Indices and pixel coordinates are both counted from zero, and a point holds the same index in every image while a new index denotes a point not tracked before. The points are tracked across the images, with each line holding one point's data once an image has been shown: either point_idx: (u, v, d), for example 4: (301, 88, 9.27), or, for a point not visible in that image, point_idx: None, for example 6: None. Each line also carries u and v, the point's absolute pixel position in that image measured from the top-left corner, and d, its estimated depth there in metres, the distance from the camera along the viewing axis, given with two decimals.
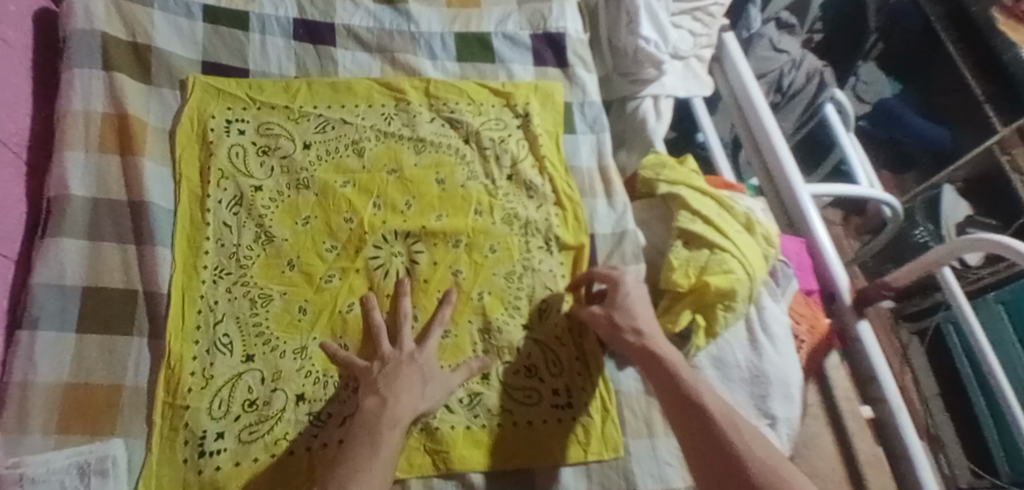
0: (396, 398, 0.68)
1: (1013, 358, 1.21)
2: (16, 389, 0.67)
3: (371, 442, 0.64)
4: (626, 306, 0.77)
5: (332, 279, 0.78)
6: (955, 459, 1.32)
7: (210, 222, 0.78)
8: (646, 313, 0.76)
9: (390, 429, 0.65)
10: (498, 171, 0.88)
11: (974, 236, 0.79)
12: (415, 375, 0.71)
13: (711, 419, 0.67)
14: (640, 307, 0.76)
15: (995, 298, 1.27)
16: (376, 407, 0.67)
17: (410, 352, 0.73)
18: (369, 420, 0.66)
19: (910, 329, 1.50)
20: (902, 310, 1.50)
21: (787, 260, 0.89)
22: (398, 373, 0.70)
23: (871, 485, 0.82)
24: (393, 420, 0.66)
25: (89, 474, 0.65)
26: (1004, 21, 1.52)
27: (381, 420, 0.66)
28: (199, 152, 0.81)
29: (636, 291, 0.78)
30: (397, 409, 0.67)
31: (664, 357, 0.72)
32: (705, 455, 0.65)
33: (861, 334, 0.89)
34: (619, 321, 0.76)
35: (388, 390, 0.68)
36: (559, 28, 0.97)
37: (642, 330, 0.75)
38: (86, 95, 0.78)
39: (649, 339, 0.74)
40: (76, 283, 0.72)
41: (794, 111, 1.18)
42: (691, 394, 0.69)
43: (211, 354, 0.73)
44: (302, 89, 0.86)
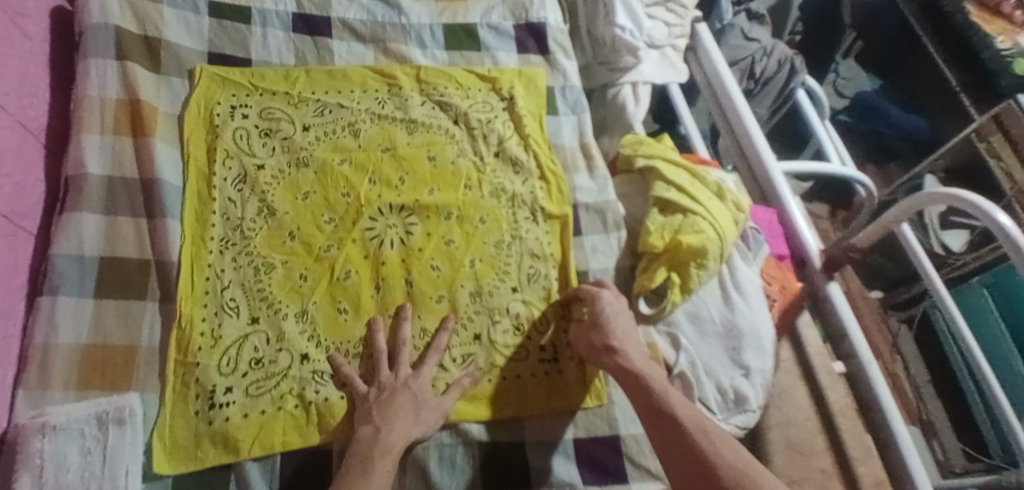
0: (389, 425, 0.71)
1: (993, 334, 1.28)
2: (38, 350, 0.72)
3: (364, 470, 0.67)
4: (605, 325, 0.78)
5: (330, 249, 0.83)
6: (949, 445, 1.36)
7: (217, 198, 0.84)
8: (625, 331, 0.78)
9: (383, 458, 0.68)
10: (485, 148, 0.94)
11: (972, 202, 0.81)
12: (408, 402, 0.74)
13: (683, 429, 0.67)
14: (618, 325, 0.78)
15: (980, 283, 1.31)
16: (371, 436, 0.70)
17: (409, 377, 0.76)
18: (363, 448, 0.69)
19: (899, 317, 1.56)
20: (891, 299, 1.57)
21: (758, 227, 0.95)
22: (393, 401, 0.74)
23: (845, 432, 0.86)
24: (386, 449, 0.69)
25: (108, 423, 0.69)
26: (978, 13, 1.53)
27: (374, 450, 0.69)
28: (207, 135, 0.87)
29: (613, 307, 0.79)
30: (389, 437, 0.70)
31: (638, 373, 0.74)
32: (677, 464, 0.65)
33: (831, 295, 0.94)
34: (596, 339, 0.78)
35: (382, 418, 0.72)
36: (541, 18, 1.04)
37: (618, 348, 0.76)
38: (102, 84, 0.84)
39: (627, 357, 0.76)
40: (93, 252, 0.78)
41: (766, 99, 1.25)
42: (664, 407, 0.70)
43: (219, 316, 0.78)
44: (301, 77, 0.92)
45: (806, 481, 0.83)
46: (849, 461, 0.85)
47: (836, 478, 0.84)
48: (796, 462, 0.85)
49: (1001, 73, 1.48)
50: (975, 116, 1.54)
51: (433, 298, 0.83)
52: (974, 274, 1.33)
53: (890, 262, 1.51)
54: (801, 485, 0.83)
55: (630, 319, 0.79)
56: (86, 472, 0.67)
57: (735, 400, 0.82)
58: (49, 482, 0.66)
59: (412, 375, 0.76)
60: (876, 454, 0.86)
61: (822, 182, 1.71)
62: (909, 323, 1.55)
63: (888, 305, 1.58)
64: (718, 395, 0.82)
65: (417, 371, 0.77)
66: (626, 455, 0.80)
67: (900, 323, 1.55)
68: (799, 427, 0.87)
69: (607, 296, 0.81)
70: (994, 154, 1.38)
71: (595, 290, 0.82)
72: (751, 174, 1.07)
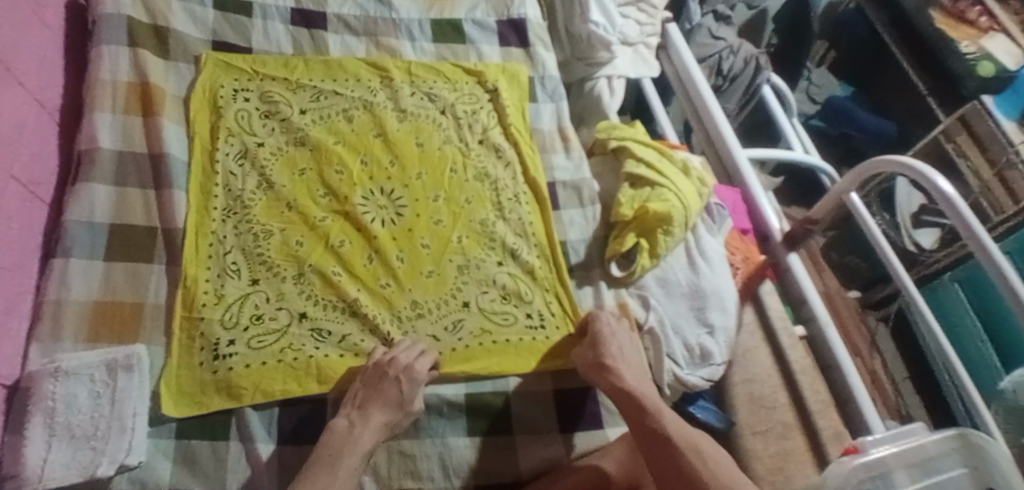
0: (364, 423, 0.75)
1: (965, 329, 1.33)
2: (50, 305, 0.77)
3: (330, 466, 0.71)
4: (603, 343, 0.84)
5: (325, 219, 0.90)
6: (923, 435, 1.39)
7: (219, 171, 0.90)
8: (620, 350, 0.84)
9: (350, 457, 0.73)
10: (470, 135, 1.02)
11: (907, 164, 0.90)
12: (392, 398, 0.77)
13: (676, 448, 0.73)
14: (614, 343, 0.84)
15: (951, 278, 1.36)
16: (344, 429, 0.75)
17: (406, 366, 0.79)
18: (335, 441, 0.73)
19: (876, 316, 1.50)
20: (868, 299, 1.50)
21: (722, 202, 1.03)
22: (380, 390, 0.77)
23: (805, 388, 0.93)
24: (356, 447, 0.73)
25: (117, 369, 0.75)
26: (942, 21, 1.59)
27: (346, 445, 0.73)
28: (211, 115, 0.93)
29: (613, 327, 0.86)
30: (361, 435, 0.74)
31: (635, 393, 0.79)
32: (669, 483, 0.72)
33: (791, 264, 1.02)
34: (593, 357, 0.83)
35: (361, 414, 0.76)
36: (522, 14, 1.13)
37: (612, 365, 0.81)
38: (115, 67, 0.91)
39: (622, 375, 0.81)
40: (104, 219, 0.83)
41: (735, 93, 1.33)
42: (657, 425, 0.75)
43: (222, 278, 0.83)
44: (299, 65, 1.00)
45: (769, 430, 0.91)
46: (810, 414, 0.91)
47: (796, 429, 0.91)
48: (759, 413, 0.92)
49: (966, 77, 1.50)
50: (942, 119, 1.57)
51: (423, 272, 0.90)
52: (945, 270, 1.37)
53: (865, 262, 1.49)
54: (765, 434, 0.90)
55: (626, 340, 0.85)
56: (96, 412, 0.73)
57: (700, 355, 0.90)
58: (61, 421, 0.72)
59: (411, 364, 0.80)
60: (835, 408, 0.92)
61: (793, 181, 1.55)
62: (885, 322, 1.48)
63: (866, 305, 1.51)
64: (685, 351, 0.91)
65: (420, 358, 0.81)
66: (602, 405, 0.88)
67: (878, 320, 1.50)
68: (761, 384, 0.94)
69: (614, 329, 0.86)
70: (962, 155, 1.46)
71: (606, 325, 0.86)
72: (718, 158, 1.15)
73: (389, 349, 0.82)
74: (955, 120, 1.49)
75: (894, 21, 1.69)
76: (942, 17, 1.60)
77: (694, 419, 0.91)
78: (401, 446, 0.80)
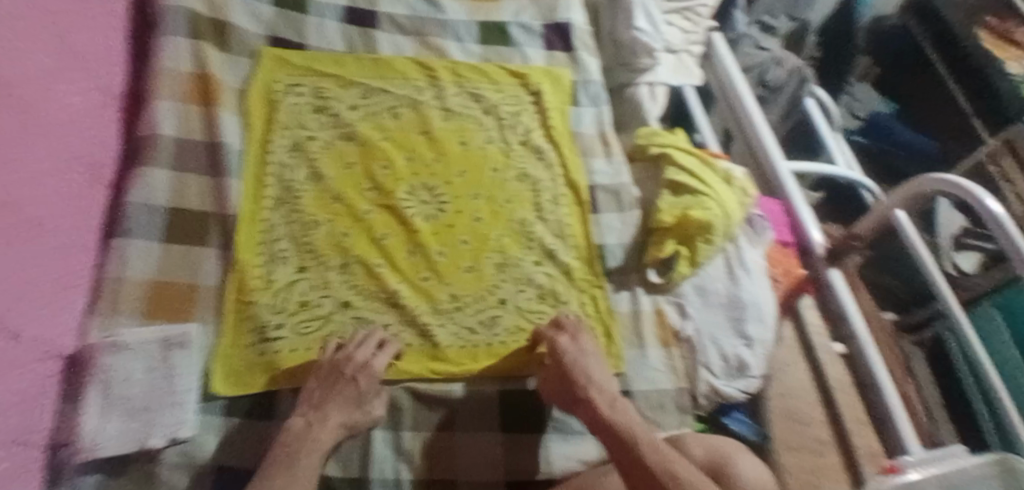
0: (321, 423, 0.75)
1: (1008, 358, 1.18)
2: (110, 282, 0.80)
3: (288, 465, 0.71)
4: (573, 366, 0.81)
5: (370, 213, 0.92)
6: None
7: (272, 162, 0.93)
8: (592, 372, 0.81)
9: (309, 454, 0.73)
10: (512, 136, 1.03)
11: (960, 185, 0.90)
12: (348, 396, 0.77)
13: (655, 479, 0.72)
14: (585, 365, 0.81)
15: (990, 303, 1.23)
16: (303, 428, 0.75)
17: (362, 364, 0.80)
18: (292, 441, 0.73)
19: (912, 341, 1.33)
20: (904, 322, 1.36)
21: (763, 214, 1.03)
22: (337, 390, 0.78)
23: (843, 406, 0.94)
24: (314, 445, 0.74)
25: (171, 347, 0.78)
26: (991, 41, 1.56)
27: (303, 444, 0.73)
28: (265, 107, 0.96)
29: (585, 347, 0.83)
30: (319, 434, 0.75)
31: (610, 422, 0.77)
32: None
33: (832, 280, 1.02)
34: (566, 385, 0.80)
35: (317, 414, 0.76)
36: (567, 19, 1.15)
37: (584, 391, 0.79)
38: (176, 58, 0.95)
39: (588, 389, 0.79)
40: (163, 203, 0.86)
41: (777, 104, 1.32)
42: (635, 456, 0.74)
43: (272, 264, 0.86)
44: (350, 63, 1.03)
45: (802, 448, 0.91)
46: (846, 431, 0.93)
47: (831, 447, 0.92)
48: (794, 430, 0.93)
49: (1011, 100, 1.48)
50: (987, 140, 1.53)
51: (462, 267, 0.92)
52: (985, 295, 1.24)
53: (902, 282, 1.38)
54: (799, 451, 0.91)
55: (596, 362, 0.82)
56: (149, 386, 0.76)
57: (737, 366, 0.91)
58: (116, 393, 0.75)
59: (369, 361, 0.80)
60: (871, 428, 0.94)
61: (831, 196, 1.54)
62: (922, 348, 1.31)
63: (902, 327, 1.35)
64: (721, 361, 0.92)
65: (375, 355, 0.81)
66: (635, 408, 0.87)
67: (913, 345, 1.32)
68: (797, 398, 0.96)
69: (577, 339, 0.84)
70: (1006, 177, 1.44)
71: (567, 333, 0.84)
72: (759, 168, 1.16)
73: (340, 345, 0.82)
74: (1001, 142, 1.48)
75: (937, 38, 1.65)
76: (989, 37, 1.58)
77: (728, 431, 0.93)
78: (429, 438, 0.82)
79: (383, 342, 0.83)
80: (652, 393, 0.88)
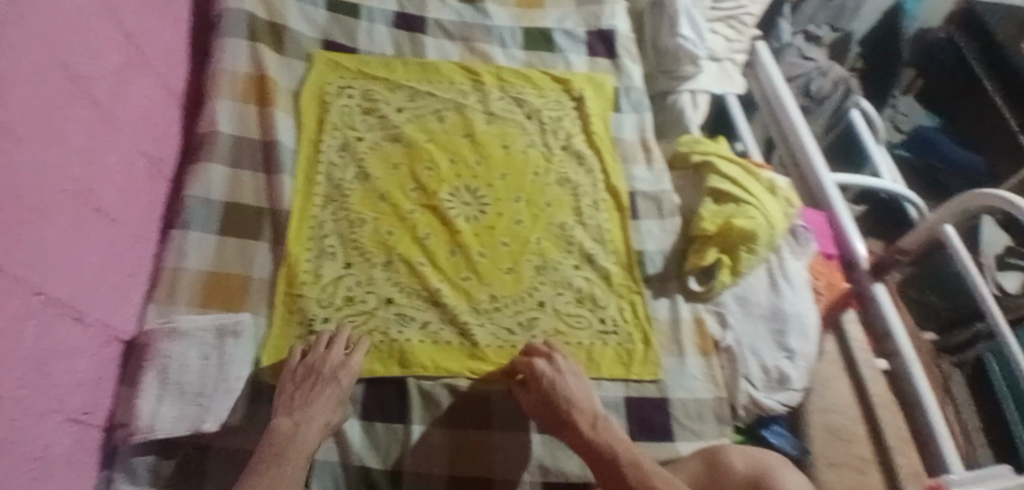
0: (308, 422, 0.75)
1: None
2: (169, 272, 0.84)
3: (277, 465, 0.71)
4: (553, 385, 0.81)
5: (413, 213, 0.95)
6: None
7: (323, 161, 0.96)
8: (573, 390, 0.81)
9: (298, 455, 0.72)
10: (554, 141, 1.05)
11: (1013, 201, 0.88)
12: (332, 396, 0.77)
13: None
14: (567, 383, 0.81)
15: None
16: (290, 429, 0.74)
17: (340, 364, 0.80)
18: (279, 441, 0.73)
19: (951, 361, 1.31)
20: (944, 342, 1.33)
21: (808, 226, 1.05)
22: (319, 390, 0.77)
23: (885, 424, 0.96)
24: (302, 446, 0.73)
25: (225, 334, 0.80)
26: None
27: (291, 444, 0.73)
28: (318, 108, 1.00)
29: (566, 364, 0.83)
30: (307, 434, 0.74)
31: (592, 442, 0.77)
32: None
33: (876, 294, 1.04)
34: (548, 403, 0.81)
35: (302, 414, 0.75)
36: (611, 26, 1.16)
37: (566, 409, 0.80)
38: (234, 59, 0.99)
39: (570, 410, 0.80)
40: (219, 198, 0.90)
41: (822, 115, 1.33)
42: (618, 477, 0.74)
43: (320, 259, 0.89)
44: (399, 66, 1.05)
45: (842, 464, 0.93)
46: (888, 449, 0.94)
47: (873, 464, 0.94)
48: (835, 445, 0.95)
49: None
50: None
51: (502, 269, 0.93)
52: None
53: (943, 301, 1.33)
54: (839, 468, 0.93)
55: (575, 379, 0.82)
56: (204, 372, 0.79)
57: (778, 379, 0.92)
58: (172, 379, 0.78)
59: (345, 360, 0.80)
60: (913, 446, 0.95)
61: (875, 209, 1.52)
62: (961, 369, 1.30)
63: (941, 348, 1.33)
64: (762, 373, 0.92)
65: (349, 357, 0.81)
66: (673, 417, 0.87)
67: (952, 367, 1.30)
68: (839, 415, 0.97)
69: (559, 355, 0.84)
70: None
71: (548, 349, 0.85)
72: (802, 179, 1.17)
73: (310, 347, 0.81)
74: None
75: (984, 51, 1.62)
76: None
77: (768, 444, 0.94)
78: (470, 436, 0.84)
79: (356, 344, 0.83)
80: (691, 402, 0.89)
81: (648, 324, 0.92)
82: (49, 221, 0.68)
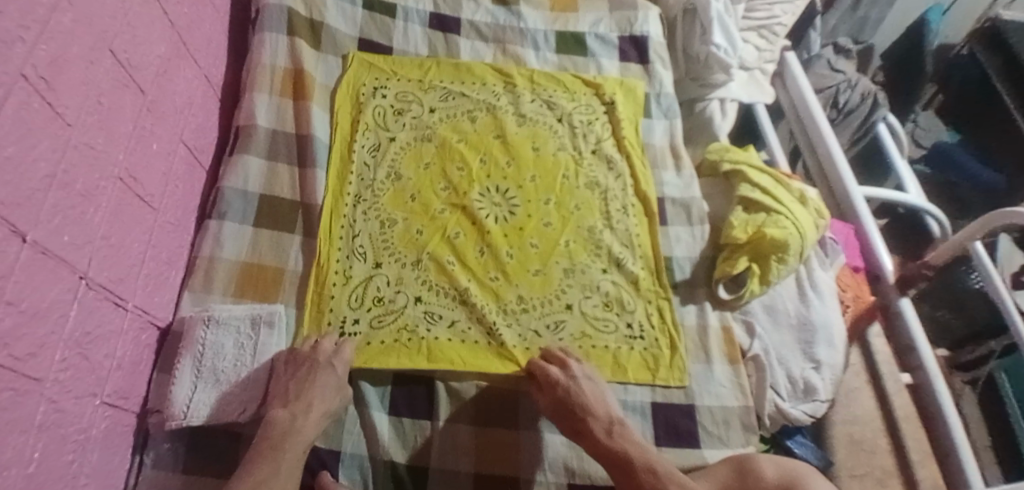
0: (305, 414, 0.75)
1: None
2: (205, 261, 0.86)
3: (273, 457, 0.72)
4: (574, 393, 0.81)
5: (443, 212, 0.95)
6: None
7: (355, 161, 0.97)
8: (593, 396, 0.82)
9: (294, 445, 0.74)
10: (584, 145, 1.05)
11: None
12: (327, 383, 0.78)
13: None
14: (588, 390, 0.82)
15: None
16: (287, 422, 0.75)
17: (331, 353, 0.80)
18: (276, 433, 0.74)
19: (963, 378, 1.30)
20: (957, 359, 1.31)
21: (835, 238, 1.08)
22: (314, 378, 0.78)
23: (908, 437, 0.96)
24: (298, 438, 0.74)
25: (259, 323, 0.82)
26: None
27: (288, 436, 0.74)
28: (352, 107, 1.01)
29: (582, 371, 0.84)
30: (303, 426, 0.75)
31: (617, 451, 0.78)
32: None
33: (901, 309, 1.04)
34: (569, 410, 0.81)
35: (298, 404, 0.76)
36: (644, 32, 1.16)
37: (586, 416, 0.81)
38: (273, 53, 1.00)
39: (589, 418, 0.80)
40: (255, 189, 0.91)
41: (850, 126, 1.33)
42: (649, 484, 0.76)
43: (350, 259, 0.89)
44: (433, 67, 1.06)
45: (866, 475, 0.94)
46: (910, 463, 0.95)
47: (895, 476, 0.94)
48: (859, 457, 0.95)
49: None
50: None
51: (530, 271, 0.93)
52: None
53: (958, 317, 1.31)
54: (861, 479, 0.93)
55: (592, 385, 0.83)
56: (239, 360, 0.80)
57: (804, 390, 0.93)
58: (207, 364, 0.79)
59: (335, 351, 0.81)
60: (935, 461, 0.95)
61: (894, 223, 1.52)
62: (973, 387, 1.28)
63: (953, 366, 1.32)
64: (788, 383, 0.93)
65: (338, 348, 0.81)
66: (699, 424, 0.88)
67: (964, 383, 1.29)
68: (862, 426, 0.98)
69: (572, 361, 0.84)
70: None
71: (562, 354, 0.85)
72: (828, 185, 1.18)
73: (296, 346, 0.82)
74: None
75: (1007, 68, 1.60)
76: None
77: (792, 454, 0.94)
78: (493, 435, 0.84)
79: (345, 340, 0.83)
80: (717, 409, 0.89)
81: (676, 329, 0.93)
82: (94, 206, 0.68)
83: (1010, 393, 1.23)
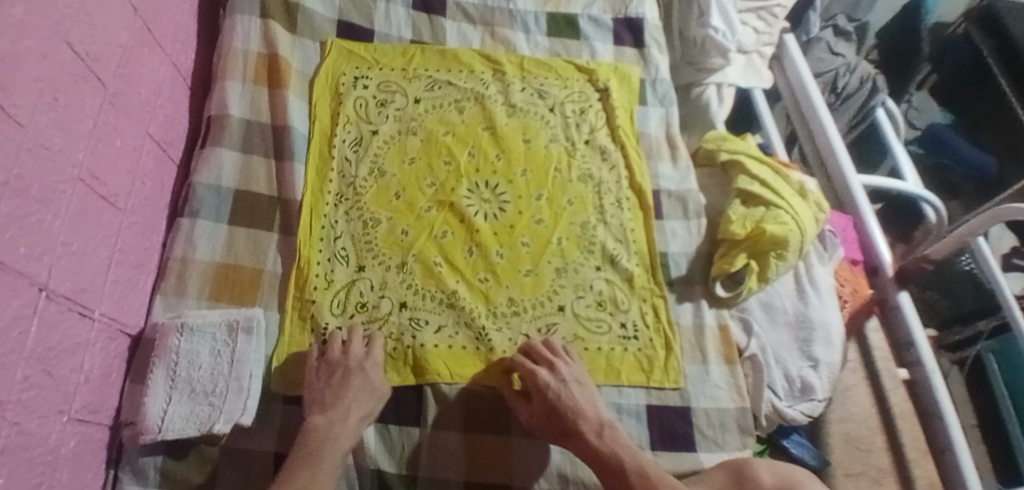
0: (343, 420, 0.74)
1: None
2: (177, 262, 0.81)
3: (310, 466, 0.70)
4: (563, 397, 0.78)
5: (430, 210, 0.91)
6: None
7: (336, 156, 0.92)
8: (582, 394, 0.80)
9: (332, 452, 0.72)
10: (577, 135, 1.01)
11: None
12: (364, 387, 0.76)
13: None
14: (580, 393, 0.79)
15: None
16: (323, 429, 0.73)
17: (362, 358, 0.79)
18: (313, 442, 0.72)
19: (950, 358, 1.22)
20: (943, 339, 1.19)
21: (834, 230, 1.05)
22: (348, 384, 0.76)
23: (904, 434, 0.95)
24: (334, 445, 0.72)
25: (237, 330, 0.78)
26: None
27: (325, 444, 0.72)
28: (331, 99, 0.96)
29: (572, 372, 0.81)
30: (340, 432, 0.73)
31: (606, 454, 0.75)
32: None
33: (900, 303, 1.02)
34: (559, 414, 0.78)
35: (336, 411, 0.74)
36: (639, 14, 1.11)
37: (575, 422, 0.77)
38: (246, 38, 0.95)
39: (578, 419, 0.77)
40: (230, 185, 0.87)
41: (848, 111, 1.30)
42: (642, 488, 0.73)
43: (332, 262, 0.86)
44: (417, 54, 1.01)
45: (861, 474, 0.92)
46: (906, 461, 0.93)
47: (891, 475, 0.93)
48: (855, 455, 0.94)
49: None
50: None
51: (522, 271, 0.90)
52: None
53: None
54: (857, 477, 0.92)
55: (581, 389, 0.80)
56: (215, 369, 0.76)
57: (801, 389, 0.91)
58: (183, 374, 0.75)
59: (366, 355, 0.79)
60: (931, 458, 0.94)
61: (891, 206, 1.48)
62: (960, 367, 1.22)
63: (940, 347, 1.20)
64: (785, 383, 0.91)
65: (369, 351, 0.79)
66: (696, 427, 0.85)
67: (950, 363, 1.22)
68: (858, 424, 0.96)
69: (560, 363, 0.81)
70: None
71: (550, 354, 0.82)
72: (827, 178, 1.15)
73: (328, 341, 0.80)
74: None
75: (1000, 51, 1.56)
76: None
77: (788, 454, 0.92)
78: (491, 441, 0.81)
79: (372, 336, 0.82)
80: (714, 412, 0.86)
81: (671, 330, 0.90)
82: (53, 211, 0.64)
83: (994, 371, 1.21)
